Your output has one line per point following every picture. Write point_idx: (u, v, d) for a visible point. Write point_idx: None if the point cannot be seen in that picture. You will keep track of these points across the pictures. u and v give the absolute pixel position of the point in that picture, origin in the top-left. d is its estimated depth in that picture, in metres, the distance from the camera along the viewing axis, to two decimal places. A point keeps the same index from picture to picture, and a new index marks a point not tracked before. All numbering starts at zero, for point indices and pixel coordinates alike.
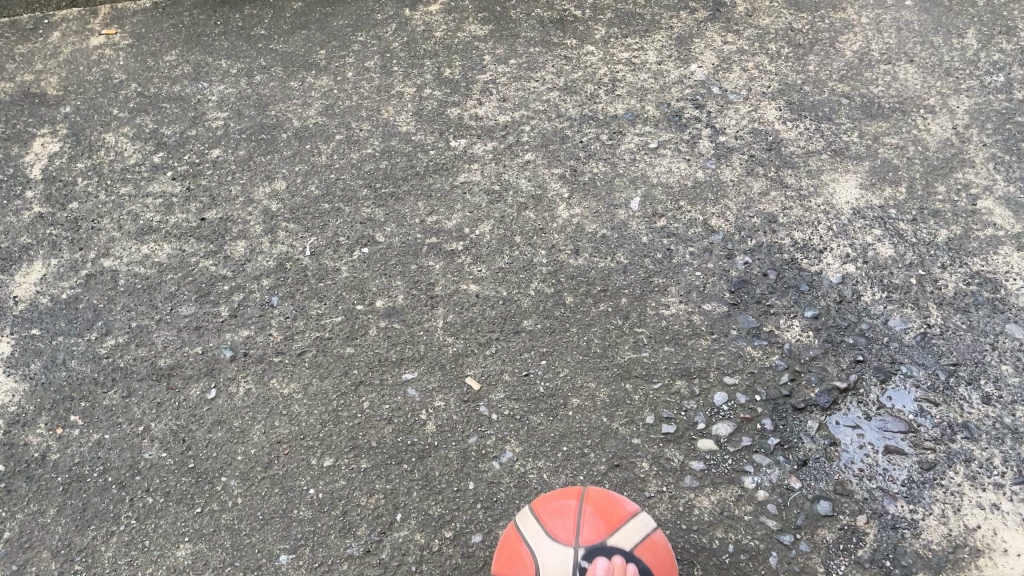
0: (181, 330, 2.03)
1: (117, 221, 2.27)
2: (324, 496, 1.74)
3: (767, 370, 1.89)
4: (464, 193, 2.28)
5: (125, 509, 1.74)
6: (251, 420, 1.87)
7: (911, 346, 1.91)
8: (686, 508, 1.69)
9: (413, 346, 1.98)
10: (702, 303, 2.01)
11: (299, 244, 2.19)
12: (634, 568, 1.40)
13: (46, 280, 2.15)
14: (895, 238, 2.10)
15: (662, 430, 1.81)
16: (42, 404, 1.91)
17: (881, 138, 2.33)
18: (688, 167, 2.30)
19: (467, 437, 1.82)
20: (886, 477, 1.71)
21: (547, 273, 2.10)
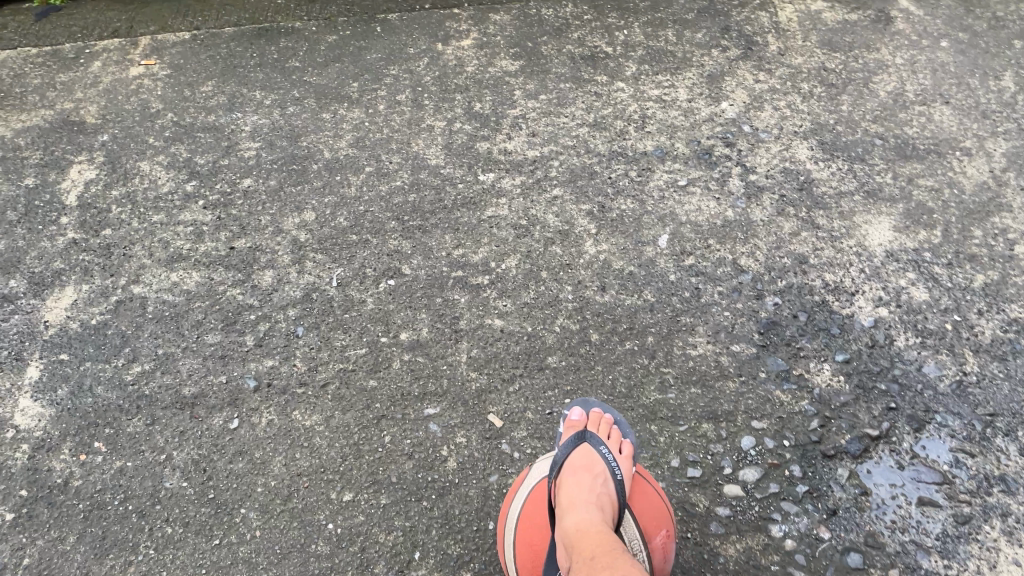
0: (206, 359, 2.04)
1: (148, 249, 2.29)
2: (342, 531, 1.72)
3: (796, 415, 1.85)
4: (491, 228, 2.28)
5: (144, 538, 1.74)
6: (272, 451, 1.86)
7: (946, 394, 1.86)
8: (711, 556, 1.65)
9: (436, 381, 1.97)
10: (731, 344, 1.98)
11: (327, 274, 2.20)
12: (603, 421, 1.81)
13: (76, 305, 2.17)
14: (930, 282, 2.06)
15: (687, 474, 1.77)
16: (68, 429, 1.92)
17: (916, 180, 2.29)
18: (718, 206, 2.27)
19: (488, 475, 1.80)
20: (920, 530, 1.66)
21: (573, 309, 2.08)
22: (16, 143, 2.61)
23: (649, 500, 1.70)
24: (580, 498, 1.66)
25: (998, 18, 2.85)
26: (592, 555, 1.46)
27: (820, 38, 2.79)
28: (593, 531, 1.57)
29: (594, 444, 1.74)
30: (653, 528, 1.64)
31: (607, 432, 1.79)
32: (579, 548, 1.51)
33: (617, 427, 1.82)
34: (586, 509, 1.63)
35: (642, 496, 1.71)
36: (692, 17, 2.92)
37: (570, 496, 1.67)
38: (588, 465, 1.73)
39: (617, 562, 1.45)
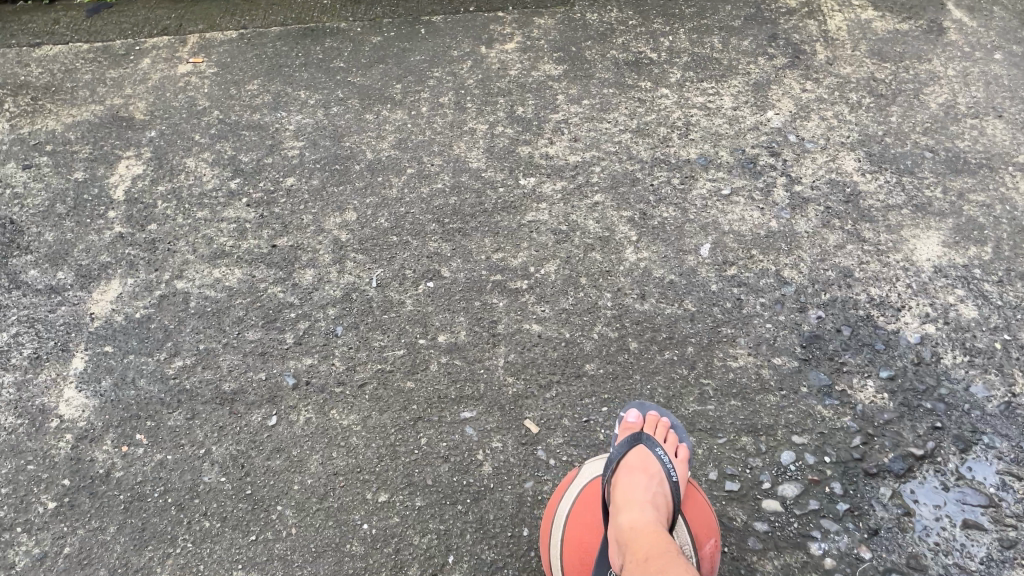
0: (246, 355, 2.06)
1: (192, 244, 2.32)
2: (377, 532, 1.73)
3: (837, 431, 1.81)
4: (531, 232, 2.27)
5: (182, 532, 1.75)
6: (309, 450, 1.87)
7: (994, 414, 1.81)
8: (748, 571, 1.63)
9: (473, 384, 1.97)
10: (772, 357, 1.96)
11: (366, 274, 2.21)
12: (665, 426, 1.78)
13: (121, 298, 2.21)
14: (979, 300, 2.01)
15: (725, 487, 1.75)
16: (110, 421, 1.95)
17: (966, 195, 2.24)
18: (762, 216, 2.25)
19: (523, 481, 1.79)
20: (964, 553, 1.62)
21: (612, 317, 2.07)
22: (67, 137, 2.66)
23: (702, 508, 1.66)
24: (634, 498, 1.62)
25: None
26: (641, 560, 1.42)
27: (869, 48, 2.74)
28: (646, 532, 1.52)
29: (651, 446, 1.70)
30: (706, 534, 1.59)
31: (664, 436, 1.75)
32: (629, 553, 1.47)
33: (674, 432, 1.78)
34: (639, 509, 1.59)
35: (695, 503, 1.67)
36: (738, 24, 2.89)
37: (624, 496, 1.63)
38: (643, 466, 1.69)
39: (667, 561, 1.42)
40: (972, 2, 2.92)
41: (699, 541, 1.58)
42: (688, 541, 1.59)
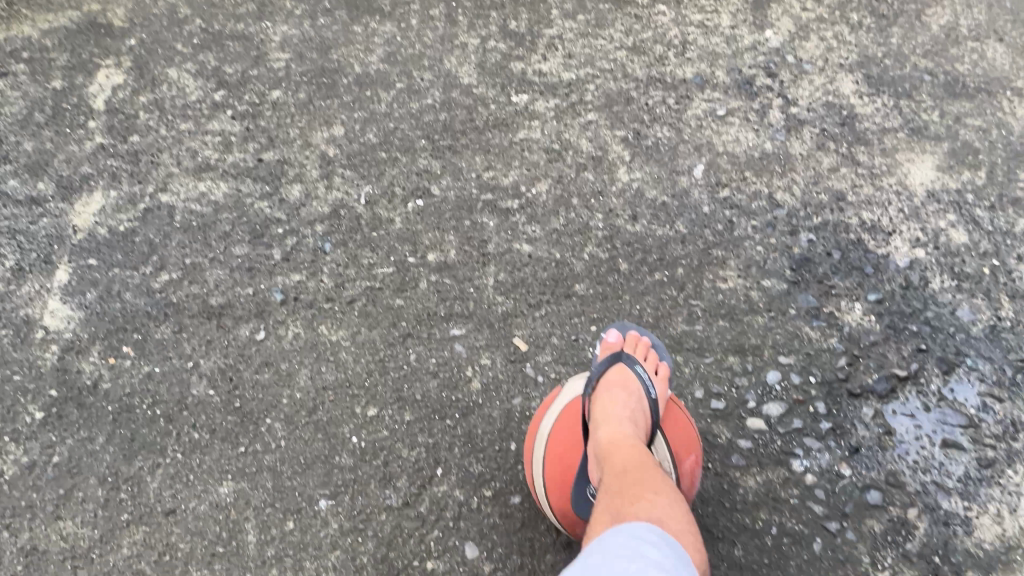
0: (233, 270, 2.04)
1: (176, 157, 2.27)
2: (366, 445, 1.74)
3: (824, 353, 1.83)
4: (523, 151, 2.24)
5: (172, 442, 1.77)
6: (298, 364, 1.87)
7: (978, 338, 1.83)
8: (731, 486, 1.66)
9: (462, 302, 1.96)
10: (762, 279, 1.96)
11: (355, 191, 2.18)
12: (645, 346, 1.76)
13: (104, 210, 2.17)
14: (970, 225, 2.01)
15: (711, 406, 1.77)
16: (96, 333, 1.94)
17: (963, 119, 2.22)
18: (756, 138, 2.22)
19: (512, 397, 1.80)
20: (942, 471, 1.66)
21: (603, 237, 2.06)
22: (43, 44, 2.57)
23: (682, 426, 1.61)
24: (614, 413, 1.56)
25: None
26: (620, 475, 1.36)
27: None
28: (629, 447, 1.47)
29: (631, 364, 1.68)
30: (686, 453, 1.55)
31: (644, 354, 1.74)
32: (607, 466, 1.41)
33: (655, 350, 1.77)
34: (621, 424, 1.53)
35: (675, 421, 1.62)
36: None
37: (605, 410, 1.57)
38: (625, 385, 1.64)
39: (647, 476, 1.36)
40: None
41: (679, 458, 1.54)
42: (667, 458, 1.54)
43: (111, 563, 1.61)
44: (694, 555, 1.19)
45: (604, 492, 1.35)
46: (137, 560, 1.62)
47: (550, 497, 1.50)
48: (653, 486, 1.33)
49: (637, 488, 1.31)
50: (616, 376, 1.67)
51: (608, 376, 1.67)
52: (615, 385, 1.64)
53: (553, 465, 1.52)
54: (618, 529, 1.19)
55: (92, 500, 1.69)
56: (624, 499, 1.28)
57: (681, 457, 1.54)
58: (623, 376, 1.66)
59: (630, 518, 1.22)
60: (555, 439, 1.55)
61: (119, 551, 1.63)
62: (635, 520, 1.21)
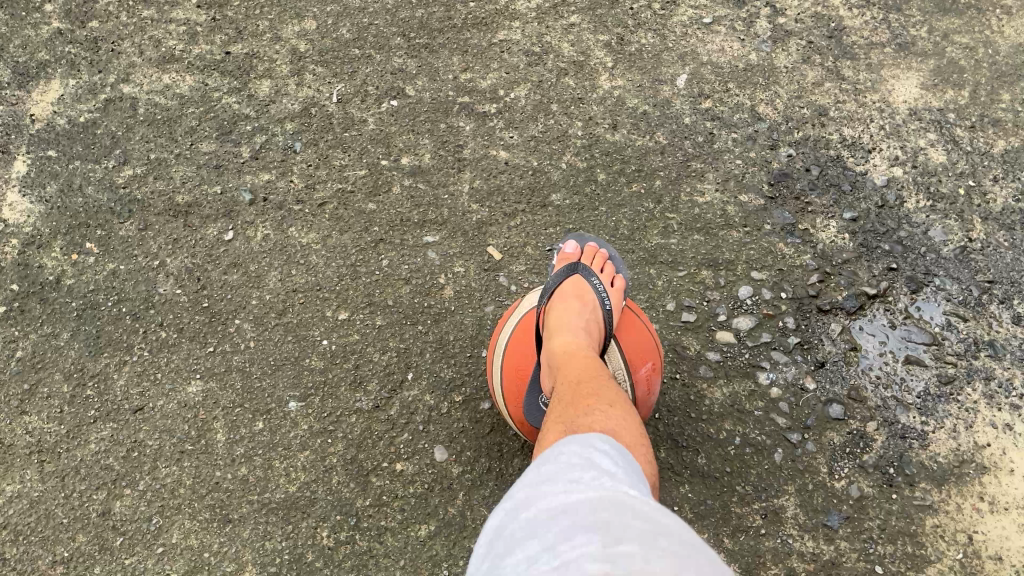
0: (200, 168, 1.97)
1: (138, 46, 2.16)
2: (337, 348, 1.73)
3: (796, 269, 1.84)
4: (502, 52, 2.16)
5: (138, 340, 1.75)
6: (267, 266, 1.84)
7: (948, 259, 1.84)
8: (697, 398, 1.69)
9: (436, 209, 1.92)
10: (739, 194, 1.94)
11: (327, 89, 2.10)
12: (602, 259, 1.74)
13: (63, 100, 2.08)
14: (950, 144, 2.00)
15: (682, 318, 1.78)
16: (58, 228, 1.89)
17: (951, 36, 2.18)
18: (742, 48, 2.16)
19: (484, 305, 1.80)
20: (902, 387, 1.69)
21: (582, 146, 2.02)
22: None
23: (638, 333, 1.59)
24: (569, 322, 1.53)
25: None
26: (573, 381, 1.34)
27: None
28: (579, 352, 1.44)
29: (586, 276, 1.66)
30: (640, 359, 1.53)
31: (601, 266, 1.72)
32: (561, 372, 1.39)
33: (612, 263, 1.75)
34: (572, 330, 1.50)
35: (630, 329, 1.60)
36: None
37: (559, 319, 1.54)
38: (579, 296, 1.61)
39: (599, 382, 1.34)
40: None
41: (633, 363, 1.51)
42: (621, 364, 1.51)
43: (79, 458, 1.61)
44: (644, 465, 1.16)
45: (555, 402, 1.31)
46: (105, 455, 1.62)
47: (510, 409, 1.52)
48: (604, 396, 1.29)
49: (589, 395, 1.28)
50: (570, 289, 1.64)
51: (563, 288, 1.65)
52: (569, 296, 1.62)
53: (510, 378, 1.53)
54: (569, 437, 1.14)
55: (59, 396, 1.68)
56: (574, 409, 1.24)
57: (634, 364, 1.52)
58: (577, 288, 1.64)
59: (580, 426, 1.18)
60: (510, 353, 1.55)
61: (87, 446, 1.63)
62: (584, 429, 1.17)
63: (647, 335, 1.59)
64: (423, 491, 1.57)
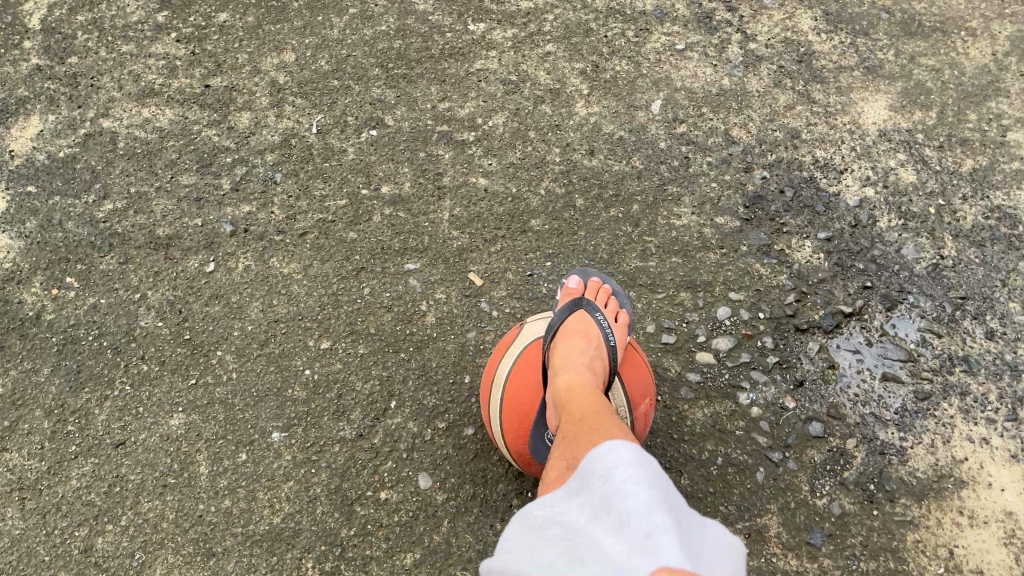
0: (180, 201, 1.98)
1: (117, 81, 2.18)
2: (320, 378, 1.74)
3: (773, 289, 1.86)
4: (480, 81, 2.19)
5: (120, 374, 1.74)
6: (248, 297, 1.85)
7: (921, 276, 1.88)
8: (679, 418, 1.70)
9: (417, 237, 1.94)
10: (715, 217, 1.97)
11: (306, 120, 2.12)
12: (608, 294, 1.75)
13: (43, 136, 2.08)
14: (919, 164, 2.04)
15: (662, 340, 1.80)
16: (38, 263, 1.89)
17: (917, 59, 2.23)
18: (714, 73, 2.20)
19: (466, 331, 1.81)
20: (880, 404, 1.71)
21: (560, 172, 2.04)
22: None
23: (639, 373, 1.59)
24: (574, 355, 1.52)
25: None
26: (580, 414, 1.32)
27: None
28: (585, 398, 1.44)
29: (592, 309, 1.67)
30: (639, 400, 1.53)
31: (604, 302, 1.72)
32: (567, 405, 1.37)
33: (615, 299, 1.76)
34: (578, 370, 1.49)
35: (631, 367, 1.59)
36: None
37: (565, 352, 1.53)
38: (585, 331, 1.59)
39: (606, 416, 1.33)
40: None
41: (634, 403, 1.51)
42: (622, 402, 1.51)
43: (60, 494, 1.60)
44: None
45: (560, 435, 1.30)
46: (87, 491, 1.61)
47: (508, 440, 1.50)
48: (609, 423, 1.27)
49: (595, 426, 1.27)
50: (576, 324, 1.63)
51: (567, 323, 1.63)
52: (575, 331, 1.60)
53: (512, 408, 1.51)
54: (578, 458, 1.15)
55: (39, 432, 1.67)
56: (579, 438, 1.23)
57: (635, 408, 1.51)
58: (583, 324, 1.62)
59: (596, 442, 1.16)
60: (513, 382, 1.53)
61: (68, 483, 1.62)
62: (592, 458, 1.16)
63: (647, 373, 1.60)
64: (407, 519, 1.57)
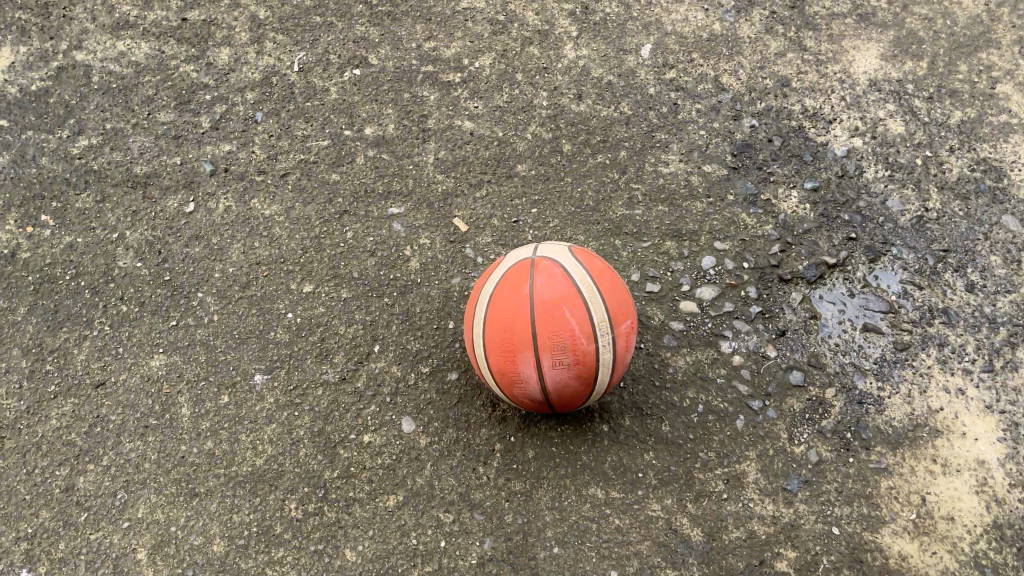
0: (158, 138, 1.93)
1: (91, 12, 2.10)
2: (302, 322, 1.72)
3: (758, 239, 1.86)
4: (466, 21, 2.14)
5: (99, 315, 1.72)
6: (229, 238, 1.82)
7: (905, 228, 1.88)
8: (661, 366, 1.71)
9: (401, 180, 1.91)
10: (703, 165, 1.95)
11: (288, 57, 2.06)
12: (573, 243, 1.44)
13: (13, 69, 2.02)
14: (908, 115, 2.03)
15: (646, 289, 1.80)
16: (12, 200, 1.85)
17: (910, 7, 2.20)
18: (705, 18, 2.16)
19: (451, 277, 1.79)
20: (860, 354, 1.73)
21: (547, 117, 2.01)
22: None
23: (620, 304, 1.39)
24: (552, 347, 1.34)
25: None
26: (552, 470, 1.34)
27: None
28: (571, 365, 1.36)
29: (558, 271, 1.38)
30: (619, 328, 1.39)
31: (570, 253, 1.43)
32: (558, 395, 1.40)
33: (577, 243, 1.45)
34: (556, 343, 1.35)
35: (612, 304, 1.38)
36: None
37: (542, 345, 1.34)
38: (560, 294, 1.34)
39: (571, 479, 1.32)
40: None
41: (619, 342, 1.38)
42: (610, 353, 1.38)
43: (40, 434, 1.60)
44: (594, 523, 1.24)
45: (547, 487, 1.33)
46: (67, 431, 1.60)
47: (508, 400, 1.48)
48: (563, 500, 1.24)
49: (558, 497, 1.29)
50: (544, 274, 1.37)
51: (534, 277, 1.37)
52: (547, 291, 1.35)
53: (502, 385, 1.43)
54: None
55: (18, 371, 1.66)
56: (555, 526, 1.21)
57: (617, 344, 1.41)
58: (553, 275, 1.37)
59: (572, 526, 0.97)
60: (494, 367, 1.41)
61: (48, 422, 1.61)
62: None
63: (627, 307, 1.40)
64: (390, 462, 1.58)
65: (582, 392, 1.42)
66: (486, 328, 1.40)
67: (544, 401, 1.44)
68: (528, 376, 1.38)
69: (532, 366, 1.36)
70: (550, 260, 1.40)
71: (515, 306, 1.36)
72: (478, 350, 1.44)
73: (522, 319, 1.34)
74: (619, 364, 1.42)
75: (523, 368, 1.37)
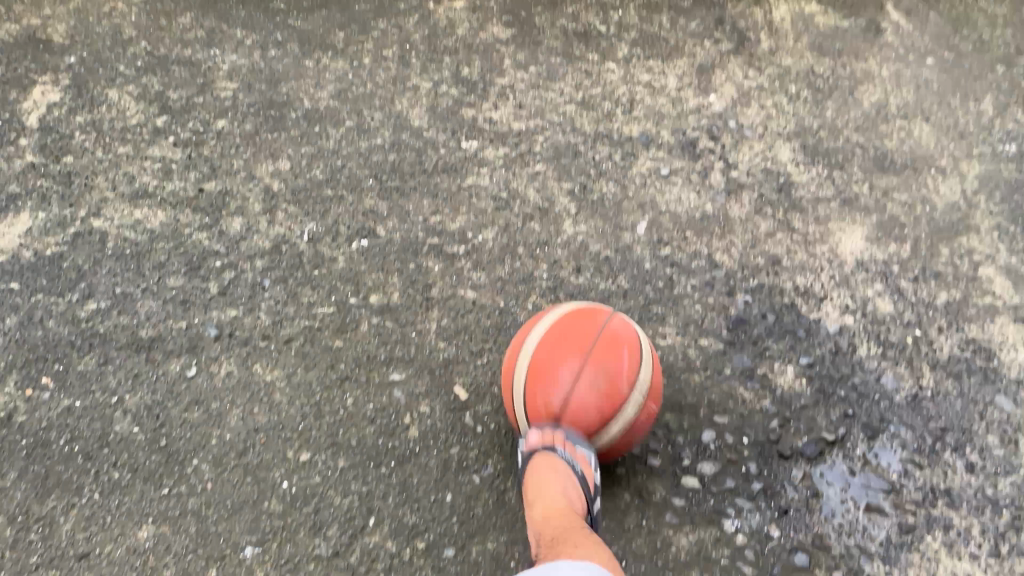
0: (165, 303, 1.97)
1: (111, 182, 2.17)
2: (297, 491, 1.69)
3: (757, 413, 1.87)
4: (471, 197, 2.24)
5: (89, 481, 1.69)
6: (229, 403, 1.82)
7: (901, 405, 1.90)
8: (664, 544, 1.67)
9: (404, 347, 1.93)
10: (699, 338, 1.99)
11: (298, 227, 2.13)
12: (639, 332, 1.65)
13: (31, 233, 2.07)
14: (896, 295, 2.08)
15: (647, 462, 1.79)
16: (14, 362, 1.86)
17: (890, 194, 2.27)
18: (698, 199, 2.26)
19: (450, 446, 1.78)
20: (865, 535, 1.71)
21: (547, 288, 2.07)
22: None
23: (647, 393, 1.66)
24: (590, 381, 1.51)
25: (994, 35, 2.68)
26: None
27: (801, 67, 2.57)
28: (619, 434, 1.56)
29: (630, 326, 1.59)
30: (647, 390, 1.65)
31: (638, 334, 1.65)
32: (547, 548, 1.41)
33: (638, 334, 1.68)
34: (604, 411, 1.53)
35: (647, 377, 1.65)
36: (688, 5, 2.76)
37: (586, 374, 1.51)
38: (627, 339, 1.56)
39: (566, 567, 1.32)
40: (908, 3, 2.76)
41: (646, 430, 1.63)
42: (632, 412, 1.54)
43: None
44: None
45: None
46: None
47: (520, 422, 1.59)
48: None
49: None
50: (620, 321, 1.59)
51: (609, 315, 1.59)
52: (618, 328, 1.57)
53: (528, 386, 1.55)
54: None
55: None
56: None
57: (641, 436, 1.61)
58: (627, 326, 1.59)
59: None
60: (532, 359, 1.56)
61: None
62: None
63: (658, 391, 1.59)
64: None
65: (589, 434, 1.54)
66: (543, 332, 1.58)
67: (550, 418, 1.54)
68: (577, 392, 1.51)
69: (591, 415, 1.52)
70: (628, 321, 1.62)
71: (585, 322, 1.57)
72: (522, 351, 1.59)
73: (589, 329, 1.55)
74: (632, 434, 1.57)
75: (561, 376, 1.51)
